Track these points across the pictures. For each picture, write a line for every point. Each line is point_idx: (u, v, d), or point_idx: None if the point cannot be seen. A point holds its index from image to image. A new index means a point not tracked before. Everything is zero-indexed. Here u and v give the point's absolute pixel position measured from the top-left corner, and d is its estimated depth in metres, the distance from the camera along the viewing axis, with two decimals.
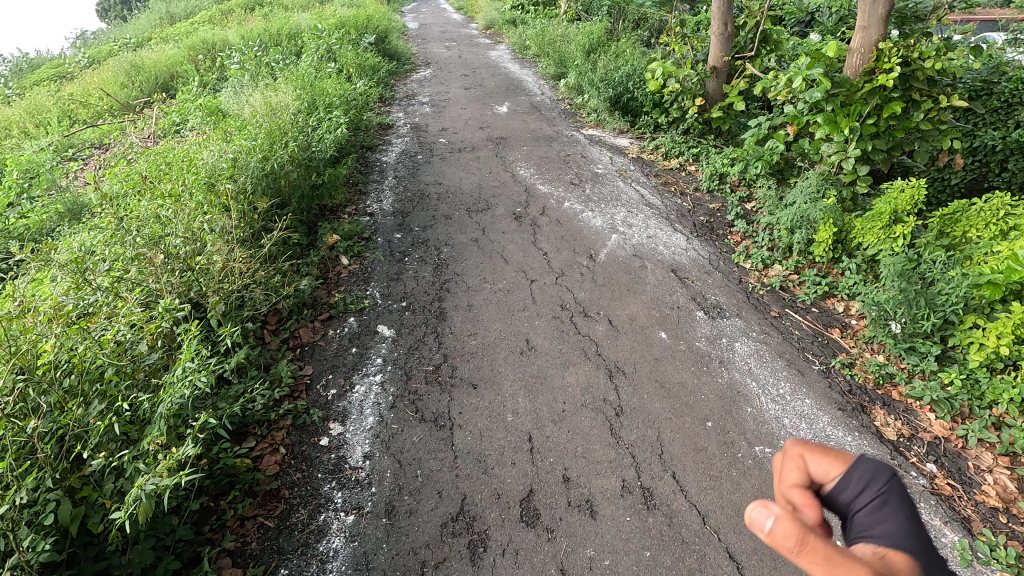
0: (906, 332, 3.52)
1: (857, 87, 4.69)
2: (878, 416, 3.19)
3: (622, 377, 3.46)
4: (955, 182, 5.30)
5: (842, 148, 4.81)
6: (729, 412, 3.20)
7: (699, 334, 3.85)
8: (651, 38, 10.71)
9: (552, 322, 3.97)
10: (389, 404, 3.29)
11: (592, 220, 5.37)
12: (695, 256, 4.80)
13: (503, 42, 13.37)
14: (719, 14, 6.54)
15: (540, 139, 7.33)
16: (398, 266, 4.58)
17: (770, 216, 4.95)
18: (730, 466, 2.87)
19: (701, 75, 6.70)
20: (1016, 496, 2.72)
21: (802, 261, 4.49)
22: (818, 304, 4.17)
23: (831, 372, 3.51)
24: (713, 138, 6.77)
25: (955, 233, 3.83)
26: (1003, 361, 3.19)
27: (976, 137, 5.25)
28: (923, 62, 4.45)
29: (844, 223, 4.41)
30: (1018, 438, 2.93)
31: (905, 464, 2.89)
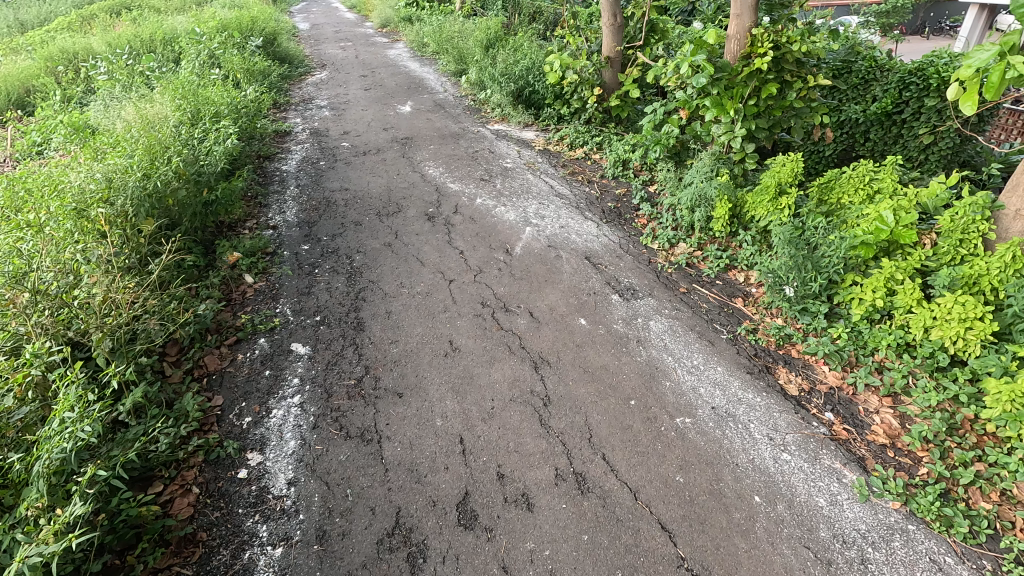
0: (798, 294, 3.82)
1: (737, 71, 5.03)
2: (781, 374, 3.45)
3: (547, 367, 3.51)
4: (829, 154, 5.95)
5: (729, 129, 5.13)
6: (650, 389, 3.33)
7: (617, 316, 3.98)
8: (547, 31, 10.92)
9: (474, 320, 3.95)
10: (310, 424, 3.13)
11: (505, 214, 5.40)
12: (607, 242, 4.96)
13: (401, 39, 13.13)
14: (608, 6, 6.78)
15: (446, 137, 7.26)
16: (308, 279, 4.38)
17: (672, 197, 5.21)
18: (654, 440, 2.99)
19: (596, 66, 6.90)
20: (900, 431, 3.03)
21: (704, 238, 4.77)
22: (722, 276, 4.45)
23: (738, 340, 3.75)
24: (614, 127, 7.03)
25: (832, 200, 4.21)
26: (880, 312, 3.54)
27: (842, 112, 5.79)
28: (791, 45, 4.84)
29: (737, 198, 4.71)
30: (898, 379, 3.27)
31: (806, 416, 3.15)
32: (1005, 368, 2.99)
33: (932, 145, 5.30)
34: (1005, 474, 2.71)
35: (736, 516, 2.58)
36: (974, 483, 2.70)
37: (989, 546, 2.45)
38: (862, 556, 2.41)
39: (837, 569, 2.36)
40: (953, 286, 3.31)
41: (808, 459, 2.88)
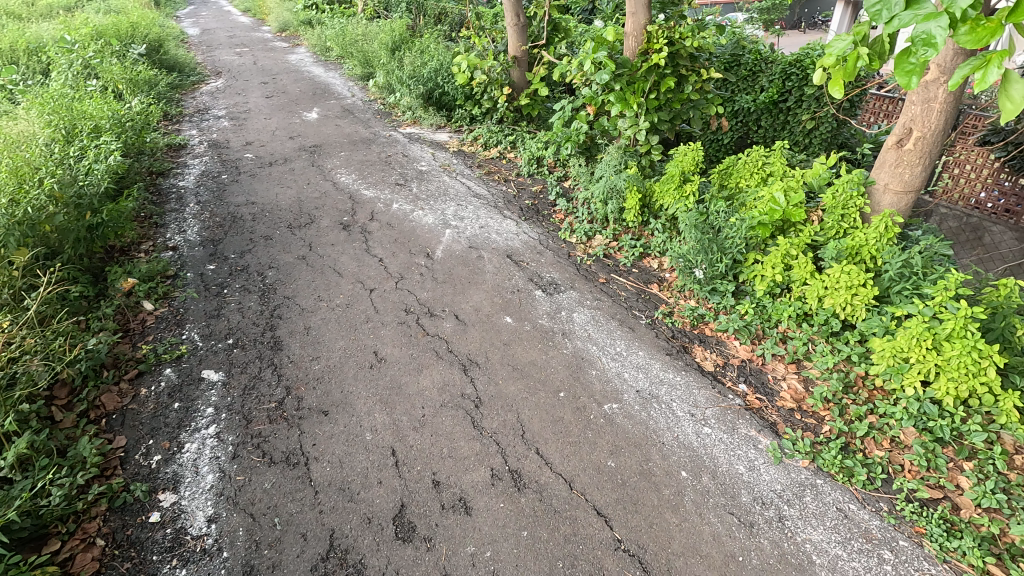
0: (707, 276, 4.05)
1: (637, 66, 5.27)
2: (697, 352, 3.65)
3: (476, 368, 3.50)
4: (727, 141, 6.33)
5: (634, 122, 5.34)
6: (578, 379, 3.41)
7: (541, 312, 4.04)
8: (453, 32, 10.91)
9: (399, 328, 3.87)
10: (229, 455, 2.94)
11: (423, 218, 5.33)
12: (527, 239, 5.02)
13: (301, 43, 12.62)
14: (511, 6, 6.87)
15: (357, 142, 7.06)
16: (217, 301, 4.11)
17: (586, 191, 5.36)
18: (585, 429, 3.06)
19: (504, 65, 6.97)
20: (805, 394, 3.29)
21: (618, 228, 4.95)
22: (637, 264, 4.63)
23: (657, 324, 3.92)
24: (526, 125, 7.13)
25: (731, 184, 4.49)
26: (780, 286, 3.82)
27: (735, 102, 6.19)
28: (683, 41, 5.12)
29: (646, 188, 4.92)
30: (799, 346, 3.55)
31: (722, 390, 3.35)
32: (887, 327, 3.31)
33: (813, 130, 5.81)
34: (893, 423, 3.01)
35: (666, 493, 2.69)
36: (868, 434, 2.98)
37: (884, 489, 2.72)
38: (780, 515, 2.59)
39: (759, 529, 2.52)
40: (839, 257, 3.62)
41: (727, 430, 3.06)
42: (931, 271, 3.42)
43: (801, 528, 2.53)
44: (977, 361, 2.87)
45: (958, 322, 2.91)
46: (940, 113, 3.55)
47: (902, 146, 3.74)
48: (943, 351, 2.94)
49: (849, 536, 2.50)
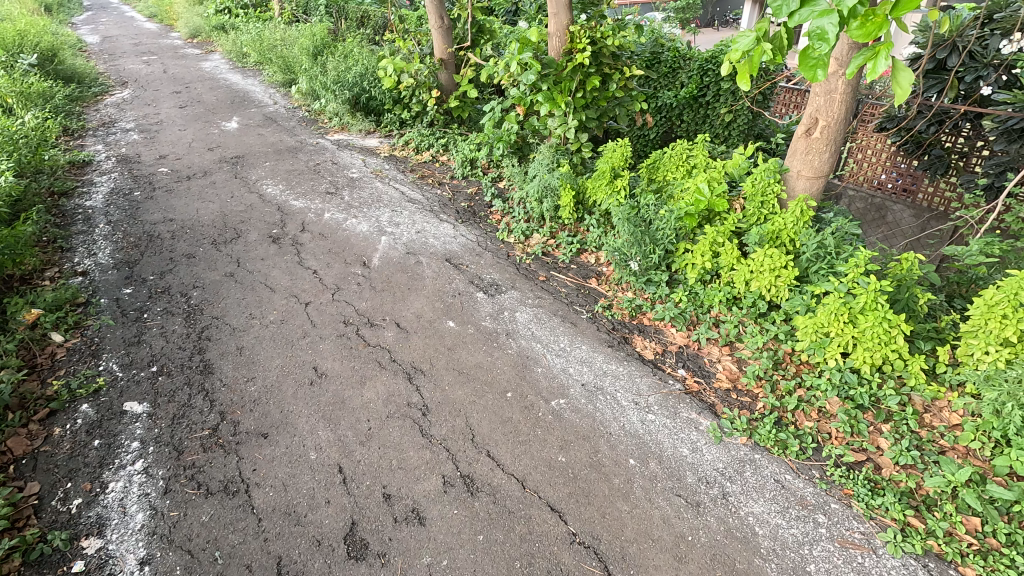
0: (642, 267, 4.18)
1: (562, 66, 5.36)
2: (638, 342, 3.75)
3: (422, 375, 3.45)
4: (653, 136, 6.57)
5: (563, 121, 5.44)
6: (524, 378, 3.43)
7: (484, 313, 4.03)
8: (377, 36, 10.71)
9: (338, 341, 3.75)
10: (160, 490, 2.75)
11: (357, 226, 5.20)
12: (464, 242, 5.01)
13: (216, 50, 12.03)
14: (434, 8, 6.82)
15: (282, 151, 6.80)
16: (136, 327, 3.84)
17: (521, 191, 5.41)
18: (534, 427, 3.08)
19: (431, 68, 6.91)
20: (739, 373, 3.45)
21: (555, 226, 5.03)
22: (575, 260, 4.71)
23: (597, 317, 4.00)
24: (457, 127, 7.11)
25: (659, 178, 4.65)
26: (710, 273, 3.99)
27: (659, 98, 6.43)
28: (605, 40, 5.26)
29: (579, 185, 5.02)
30: (731, 329, 3.72)
31: (663, 376, 3.46)
32: (808, 305, 3.52)
33: (731, 122, 6.11)
34: (819, 394, 3.21)
35: (616, 482, 2.75)
36: (797, 407, 3.16)
37: (815, 457, 2.89)
38: (723, 492, 2.71)
39: (705, 508, 2.62)
40: (762, 242, 3.82)
41: (670, 415, 3.16)
42: (843, 250, 3.67)
43: (743, 502, 2.66)
44: (888, 330, 3.11)
45: (869, 296, 3.13)
46: (841, 103, 3.82)
47: (810, 135, 4.00)
48: (858, 323, 3.16)
49: (786, 505, 2.64)
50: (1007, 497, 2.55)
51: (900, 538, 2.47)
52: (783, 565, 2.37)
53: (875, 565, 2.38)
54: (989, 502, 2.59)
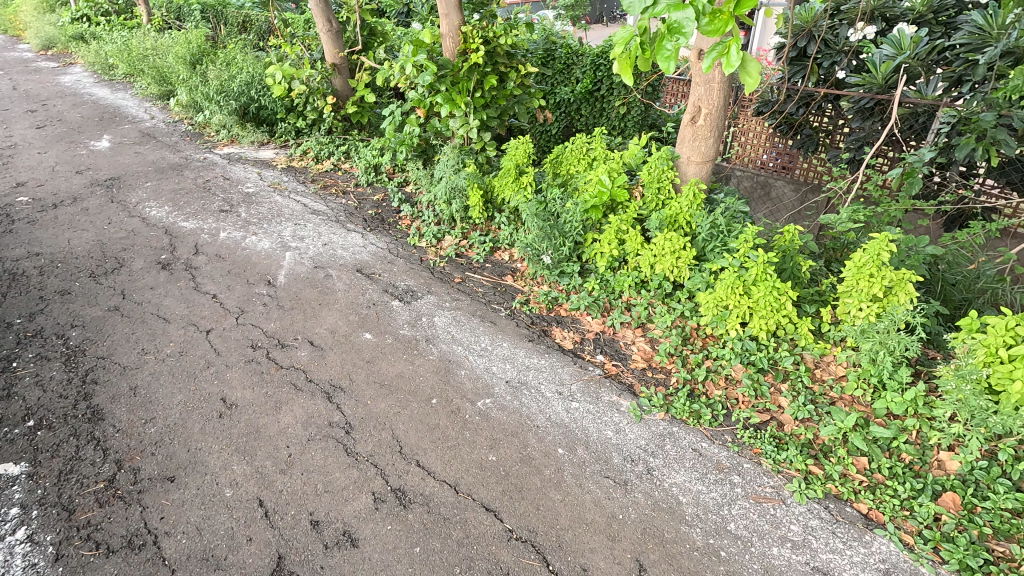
0: (555, 261, 4.28)
1: (458, 67, 5.36)
2: (556, 333, 3.84)
3: (342, 392, 3.33)
4: (555, 131, 6.75)
5: (465, 121, 5.44)
6: (448, 382, 3.40)
7: (402, 322, 3.95)
8: (262, 41, 10.17)
9: (247, 367, 3.52)
10: (50, 557, 2.45)
11: (258, 243, 4.92)
12: (375, 250, 4.88)
13: (75, 61, 10.88)
14: (320, 12, 6.56)
15: (165, 169, 6.28)
16: (3, 378, 3.39)
17: (428, 194, 5.35)
18: (463, 430, 3.06)
19: (323, 73, 6.66)
20: (652, 352, 3.62)
21: (466, 227, 5.03)
22: (489, 259, 4.75)
23: (515, 313, 4.06)
24: (358, 133, 6.91)
25: (563, 172, 4.78)
26: (618, 259, 4.16)
27: (557, 95, 6.61)
28: (498, 40, 5.33)
29: (486, 184, 5.04)
30: (642, 311, 3.90)
31: (583, 363, 3.57)
32: (708, 282, 3.76)
33: (626, 114, 6.41)
34: (724, 363, 3.44)
35: (547, 474, 2.80)
36: (707, 377, 3.37)
37: (726, 423, 3.10)
38: (647, 467, 2.83)
39: (632, 485, 2.73)
40: (662, 227, 4.02)
41: (592, 401, 3.26)
42: (733, 228, 3.94)
43: (666, 474, 2.80)
44: (778, 298, 3.38)
45: (760, 268, 3.38)
46: (719, 91, 4.11)
47: (695, 123, 4.26)
48: (752, 294, 3.41)
49: (705, 471, 2.81)
50: (887, 435, 2.87)
51: (804, 486, 2.70)
52: (707, 528, 2.52)
53: (785, 514, 2.59)
54: (873, 442, 2.90)
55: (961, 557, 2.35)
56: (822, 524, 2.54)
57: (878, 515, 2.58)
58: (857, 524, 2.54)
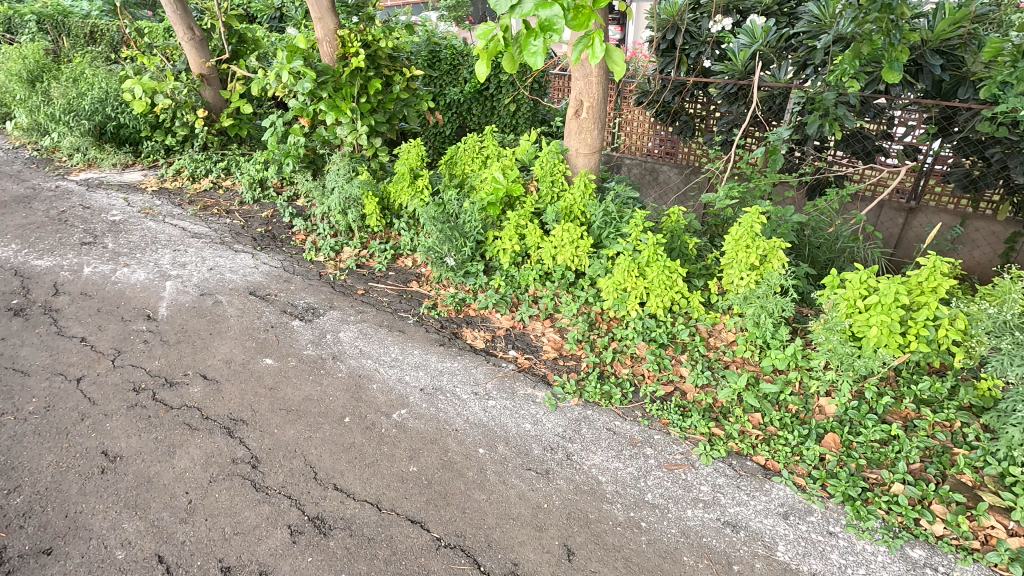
0: (458, 262, 4.25)
1: (339, 72, 5.16)
2: (467, 334, 3.84)
3: (244, 425, 3.10)
4: (449, 132, 6.73)
5: (353, 128, 5.26)
6: (360, 398, 3.28)
7: (304, 342, 3.76)
8: (115, 52, 9.24)
9: (130, 413, 3.18)
10: None
11: (131, 275, 4.46)
12: (269, 270, 4.61)
13: None
14: (179, 18, 6.08)
15: (8, 202, 5.53)
16: None
17: (321, 206, 5.13)
18: (379, 445, 2.96)
19: (190, 85, 6.17)
20: (562, 341, 3.72)
21: (365, 236, 4.90)
22: (392, 267, 4.65)
23: (424, 319, 4.01)
24: (237, 147, 6.49)
25: (458, 172, 4.77)
26: (521, 254, 4.22)
27: (446, 95, 6.60)
28: (379, 42, 5.21)
29: (381, 191, 4.91)
30: (548, 303, 3.99)
31: (496, 361, 3.59)
32: (607, 267, 3.91)
33: (516, 111, 6.52)
34: (629, 343, 3.61)
35: (470, 475, 2.79)
36: (614, 358, 3.52)
37: (635, 399, 3.26)
38: (566, 453, 2.91)
39: (554, 473, 2.79)
40: (558, 219, 4.13)
41: (508, 396, 3.29)
42: (624, 213, 4.13)
43: (585, 457, 2.88)
44: (670, 276, 3.58)
45: (650, 250, 3.55)
46: (597, 84, 4.31)
47: (579, 116, 4.41)
48: (647, 275, 3.58)
49: (620, 448, 2.93)
50: (775, 390, 3.15)
51: (709, 447, 2.90)
52: (627, 502, 2.63)
53: (695, 476, 2.76)
54: (764, 398, 3.17)
55: (844, 489, 2.63)
56: (727, 480, 2.74)
57: (774, 463, 2.82)
58: (757, 475, 2.77)
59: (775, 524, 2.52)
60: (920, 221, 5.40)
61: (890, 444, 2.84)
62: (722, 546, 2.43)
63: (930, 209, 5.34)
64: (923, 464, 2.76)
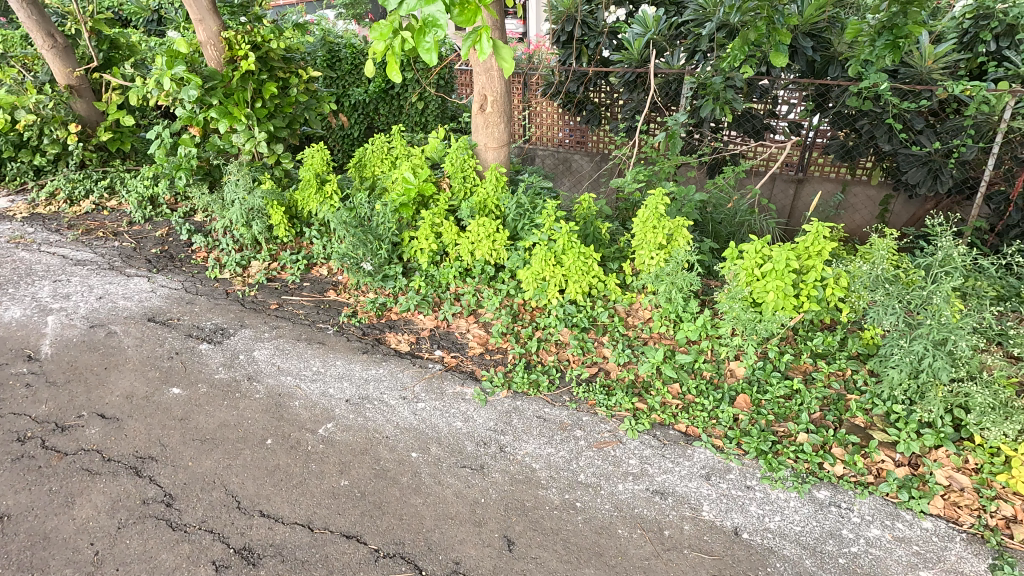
0: (376, 266, 4.15)
1: (228, 76, 4.84)
2: (391, 338, 3.77)
3: (153, 462, 2.86)
4: (357, 134, 6.57)
5: (250, 135, 4.97)
6: (281, 418, 3.13)
7: (215, 365, 3.53)
8: None
9: (16, 466, 2.84)
10: None
11: (5, 313, 4.00)
12: (168, 293, 4.29)
13: None
14: (35, 25, 5.39)
15: None
16: None
17: (222, 220, 4.82)
18: (306, 463, 2.84)
19: (57, 98, 5.57)
20: (487, 336, 3.73)
21: (273, 248, 4.67)
22: (306, 277, 4.47)
23: (344, 328, 3.89)
24: (120, 163, 5.99)
25: (368, 174, 4.65)
26: (439, 253, 4.19)
27: (350, 96, 6.40)
28: (269, 43, 4.93)
29: (287, 199, 4.69)
30: (471, 299, 3.98)
31: (422, 363, 3.55)
32: (525, 258, 3.96)
33: (424, 109, 6.43)
34: (552, 330, 3.68)
35: (405, 481, 2.74)
36: (539, 347, 3.58)
37: (562, 384, 3.33)
38: (499, 446, 2.93)
39: (489, 467, 2.81)
40: (473, 214, 4.12)
41: (437, 397, 3.27)
42: (537, 204, 4.19)
43: (518, 447, 2.92)
44: (585, 262, 3.68)
45: (565, 238, 3.63)
46: (499, 78, 4.33)
47: (485, 110, 4.42)
48: (564, 263, 3.66)
49: (551, 434, 2.99)
50: (690, 360, 3.34)
51: (634, 422, 3.02)
52: (561, 485, 2.69)
53: (624, 452, 2.87)
54: (681, 368, 3.34)
55: (756, 445, 2.83)
56: (653, 451, 2.87)
57: (694, 429, 2.99)
58: (680, 443, 2.92)
59: (699, 486, 2.67)
60: (808, 190, 5.92)
61: (794, 397, 3.09)
62: (653, 514, 2.55)
63: (816, 179, 5.85)
64: (822, 412, 3.03)
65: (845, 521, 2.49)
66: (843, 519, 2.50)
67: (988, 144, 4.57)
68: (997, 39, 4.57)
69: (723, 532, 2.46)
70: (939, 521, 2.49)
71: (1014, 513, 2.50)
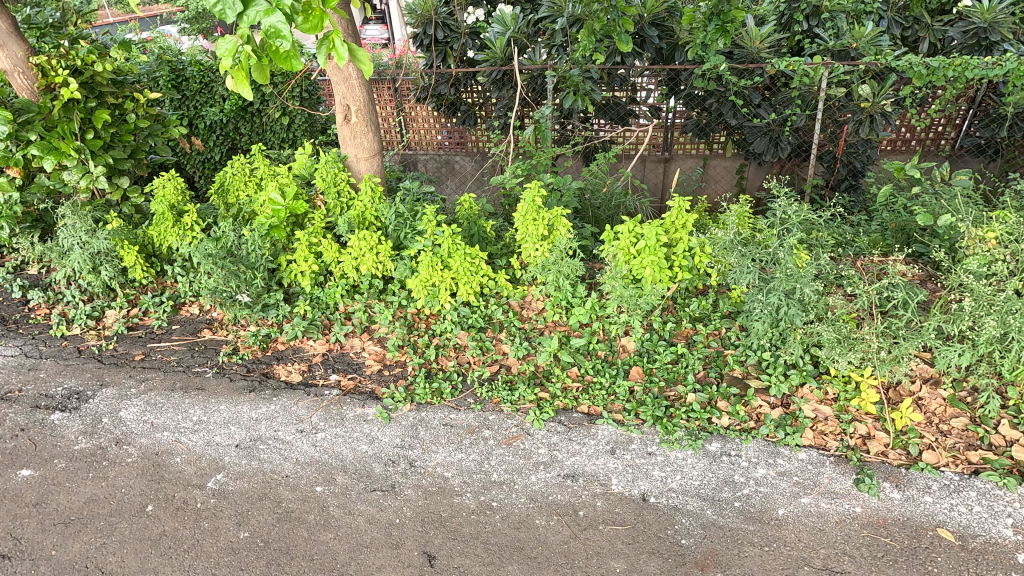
0: (253, 296, 3.85)
1: (47, 107, 4.26)
2: (279, 370, 3.54)
3: (6, 560, 2.46)
4: (219, 157, 6.11)
5: (84, 170, 4.41)
6: (161, 479, 2.82)
7: (73, 435, 3.11)
8: None
9: None
10: None
11: None
12: (3, 363, 3.71)
13: None
14: None
15: None
16: None
17: (63, 269, 4.25)
18: (196, 523, 2.59)
19: None
20: (384, 351, 3.62)
21: (131, 293, 4.21)
22: (174, 319, 4.06)
23: (225, 368, 3.59)
24: None
25: (232, 200, 4.30)
26: (322, 273, 3.98)
27: (205, 117, 5.91)
28: (93, 67, 4.39)
29: (140, 237, 4.23)
30: (362, 316, 3.83)
31: (317, 391, 3.37)
32: (412, 267, 3.86)
33: (290, 124, 6.08)
34: (450, 334, 3.65)
35: (312, 520, 2.58)
36: (438, 354, 3.54)
37: (465, 387, 3.32)
38: (408, 461, 2.86)
39: (400, 485, 2.73)
40: (353, 228, 3.94)
41: (338, 424, 3.11)
42: (417, 211, 4.10)
43: (428, 459, 2.87)
44: (473, 262, 3.66)
45: (449, 241, 3.59)
46: (359, 86, 4.20)
47: (349, 121, 4.27)
48: (451, 266, 3.62)
49: (459, 440, 2.97)
50: (584, 342, 3.46)
51: (539, 412, 3.08)
52: (475, 489, 2.68)
53: (532, 443, 2.92)
54: (576, 352, 3.45)
55: (652, 412, 3.00)
56: (560, 437, 2.94)
57: (596, 408, 3.11)
58: (583, 424, 3.02)
59: (605, 462, 2.78)
60: (674, 168, 6.41)
61: (679, 361, 3.31)
62: (567, 498, 2.61)
63: (680, 156, 6.36)
64: (705, 370, 3.27)
65: (736, 468, 2.72)
66: (734, 466, 2.73)
67: (812, 112, 5.17)
68: (807, 19, 5.22)
69: (632, 501, 2.59)
70: (812, 451, 2.79)
71: (868, 431, 2.86)
